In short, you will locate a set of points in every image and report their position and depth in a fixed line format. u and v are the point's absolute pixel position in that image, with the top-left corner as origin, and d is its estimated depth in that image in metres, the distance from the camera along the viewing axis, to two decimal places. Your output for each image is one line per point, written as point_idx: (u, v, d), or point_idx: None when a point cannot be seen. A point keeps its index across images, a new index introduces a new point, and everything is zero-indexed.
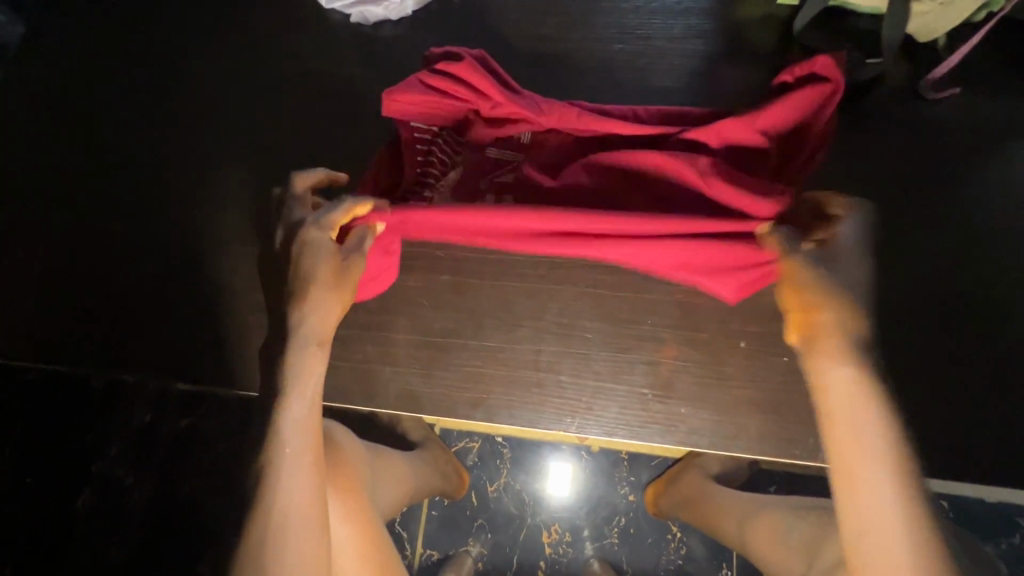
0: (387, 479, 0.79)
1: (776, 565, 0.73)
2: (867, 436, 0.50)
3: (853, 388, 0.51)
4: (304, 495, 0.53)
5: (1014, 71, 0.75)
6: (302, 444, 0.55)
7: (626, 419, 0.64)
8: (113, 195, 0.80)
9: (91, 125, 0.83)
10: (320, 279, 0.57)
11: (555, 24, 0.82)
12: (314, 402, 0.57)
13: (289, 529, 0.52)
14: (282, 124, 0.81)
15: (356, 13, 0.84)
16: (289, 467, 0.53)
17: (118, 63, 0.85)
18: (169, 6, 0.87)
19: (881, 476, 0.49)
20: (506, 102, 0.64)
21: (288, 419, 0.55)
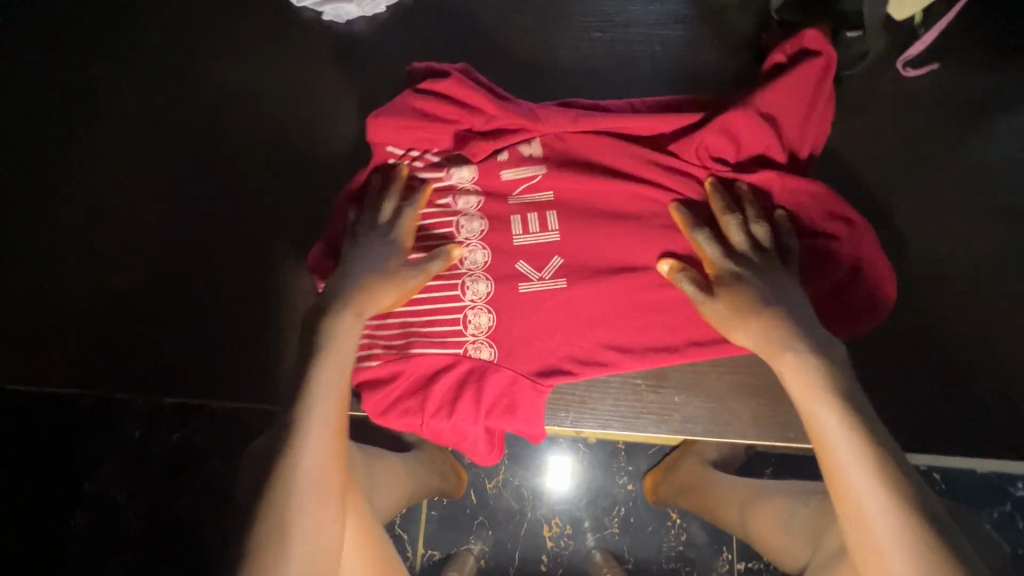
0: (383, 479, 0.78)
1: (778, 550, 0.73)
2: (835, 441, 0.49)
3: (808, 395, 0.51)
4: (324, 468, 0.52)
5: (993, 44, 0.75)
6: (330, 407, 0.54)
7: (620, 411, 0.63)
8: (90, 209, 0.78)
9: (63, 136, 0.81)
10: (382, 270, 0.60)
11: (532, 15, 0.81)
12: (346, 367, 0.56)
13: (303, 498, 0.50)
14: (259, 127, 0.79)
15: (327, 11, 0.82)
16: (315, 430, 0.53)
17: (89, 72, 0.83)
18: (138, 12, 0.85)
19: (865, 475, 0.46)
20: (498, 113, 0.63)
21: (318, 383, 0.55)
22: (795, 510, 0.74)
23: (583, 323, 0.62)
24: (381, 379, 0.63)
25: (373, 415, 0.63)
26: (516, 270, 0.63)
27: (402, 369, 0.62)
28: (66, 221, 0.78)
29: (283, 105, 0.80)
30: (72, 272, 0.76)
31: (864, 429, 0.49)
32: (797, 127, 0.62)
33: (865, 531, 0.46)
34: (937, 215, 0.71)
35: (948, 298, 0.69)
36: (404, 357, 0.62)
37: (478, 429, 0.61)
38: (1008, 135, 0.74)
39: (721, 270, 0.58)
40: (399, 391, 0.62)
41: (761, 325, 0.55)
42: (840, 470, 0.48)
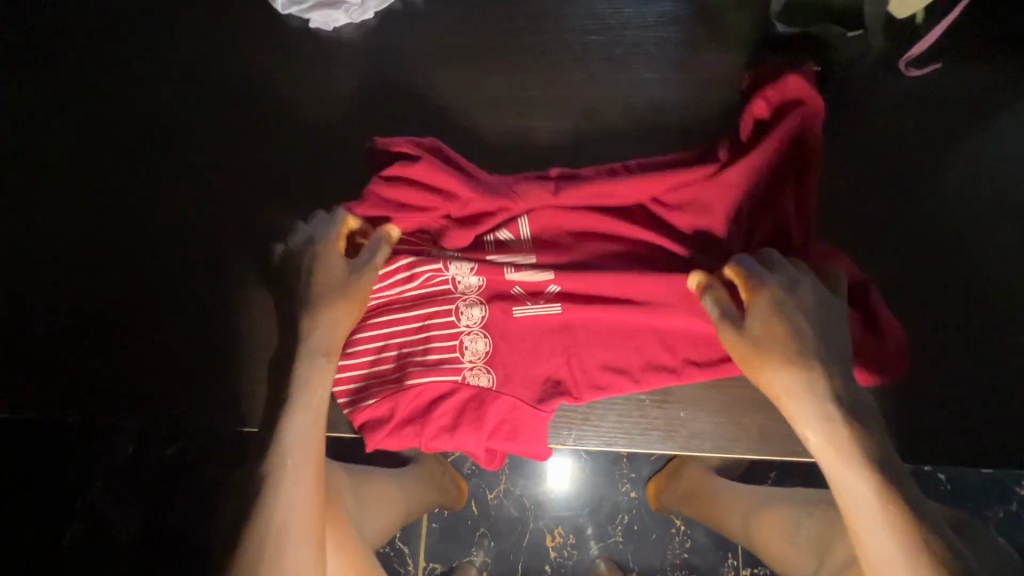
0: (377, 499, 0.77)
1: (784, 562, 0.72)
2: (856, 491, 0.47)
3: (830, 436, 0.49)
4: (300, 516, 0.50)
5: (993, 41, 0.74)
6: (302, 454, 0.52)
7: (625, 428, 0.62)
8: (72, 226, 0.76)
9: (44, 152, 0.79)
10: (331, 291, 0.57)
11: (524, 18, 0.79)
12: (320, 410, 0.54)
13: (283, 548, 0.49)
14: (247, 137, 0.77)
15: (315, 18, 0.80)
16: (291, 478, 0.51)
17: (71, 87, 0.81)
18: (121, 23, 0.83)
19: (888, 528, 0.45)
20: (475, 200, 0.62)
21: (290, 430, 0.52)
22: (800, 521, 0.72)
23: (582, 345, 0.61)
24: (379, 419, 0.60)
25: (378, 448, 0.60)
26: (510, 292, 0.62)
27: (398, 401, 0.60)
28: (47, 240, 0.75)
29: (271, 115, 0.78)
30: (53, 292, 0.74)
31: (887, 479, 0.47)
32: (790, 184, 0.61)
33: None
34: (943, 217, 0.70)
35: (958, 301, 0.67)
36: (401, 389, 0.60)
37: (480, 450, 0.59)
38: (1011, 133, 0.72)
39: (756, 296, 0.53)
40: (398, 426, 0.59)
41: (788, 363, 0.51)
42: (862, 522, 0.46)
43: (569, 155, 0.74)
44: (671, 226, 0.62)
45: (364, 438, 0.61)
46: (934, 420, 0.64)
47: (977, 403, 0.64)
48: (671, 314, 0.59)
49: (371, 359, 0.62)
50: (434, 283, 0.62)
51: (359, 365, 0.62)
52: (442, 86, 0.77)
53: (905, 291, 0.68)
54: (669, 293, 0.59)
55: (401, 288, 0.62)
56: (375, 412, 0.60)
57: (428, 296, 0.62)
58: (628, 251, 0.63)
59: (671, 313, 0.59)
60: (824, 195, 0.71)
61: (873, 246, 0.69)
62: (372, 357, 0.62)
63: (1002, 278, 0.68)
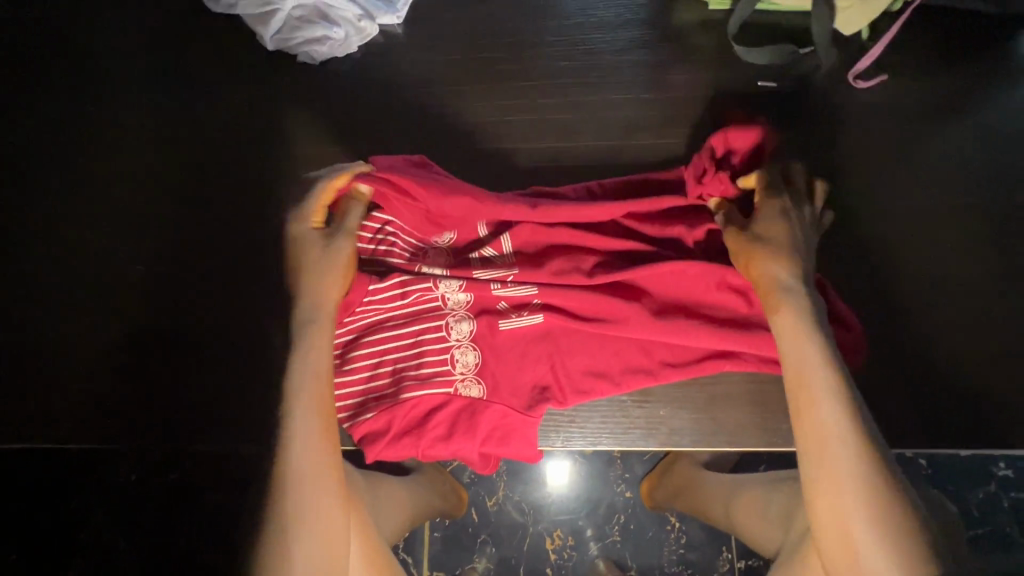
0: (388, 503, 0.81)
1: (761, 538, 0.75)
2: (816, 376, 0.51)
3: (799, 325, 0.54)
4: (320, 486, 0.54)
5: (934, 53, 0.80)
6: (316, 423, 0.55)
7: (609, 428, 0.65)
8: (74, 260, 0.79)
9: (44, 192, 0.82)
10: (314, 263, 0.61)
11: (501, 47, 0.84)
12: (319, 370, 0.57)
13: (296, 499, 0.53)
14: (241, 169, 0.81)
15: (302, 53, 0.83)
16: (297, 434, 0.54)
17: (70, 128, 0.85)
18: (116, 67, 0.87)
19: (839, 411, 0.50)
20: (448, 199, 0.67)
21: (297, 389, 0.56)
22: (771, 496, 0.76)
23: (563, 353, 0.65)
24: (376, 433, 0.63)
25: (378, 458, 0.64)
26: (496, 307, 0.66)
27: (393, 414, 0.63)
28: (49, 275, 0.79)
29: (263, 147, 0.81)
30: (56, 324, 0.77)
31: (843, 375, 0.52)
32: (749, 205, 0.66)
33: (825, 457, 0.49)
34: (902, 216, 0.74)
35: (919, 295, 0.71)
36: (397, 403, 0.63)
37: (473, 454, 0.63)
38: (959, 136, 0.78)
39: (768, 203, 0.60)
40: (395, 438, 0.63)
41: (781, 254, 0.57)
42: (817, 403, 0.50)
43: (547, 174, 0.78)
44: (647, 239, 0.67)
45: (364, 450, 0.65)
46: (902, 408, 0.68)
47: (940, 391, 0.68)
48: (648, 322, 0.63)
49: (367, 376, 0.66)
50: (425, 302, 0.66)
51: (355, 382, 0.66)
52: (425, 114, 0.82)
53: (870, 287, 0.72)
54: (643, 303, 0.64)
55: (393, 307, 0.66)
56: (373, 425, 0.64)
57: (419, 314, 0.66)
58: (606, 261, 0.66)
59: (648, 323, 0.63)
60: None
61: (839, 246, 0.73)
62: (368, 373, 0.66)
63: (959, 270, 0.72)
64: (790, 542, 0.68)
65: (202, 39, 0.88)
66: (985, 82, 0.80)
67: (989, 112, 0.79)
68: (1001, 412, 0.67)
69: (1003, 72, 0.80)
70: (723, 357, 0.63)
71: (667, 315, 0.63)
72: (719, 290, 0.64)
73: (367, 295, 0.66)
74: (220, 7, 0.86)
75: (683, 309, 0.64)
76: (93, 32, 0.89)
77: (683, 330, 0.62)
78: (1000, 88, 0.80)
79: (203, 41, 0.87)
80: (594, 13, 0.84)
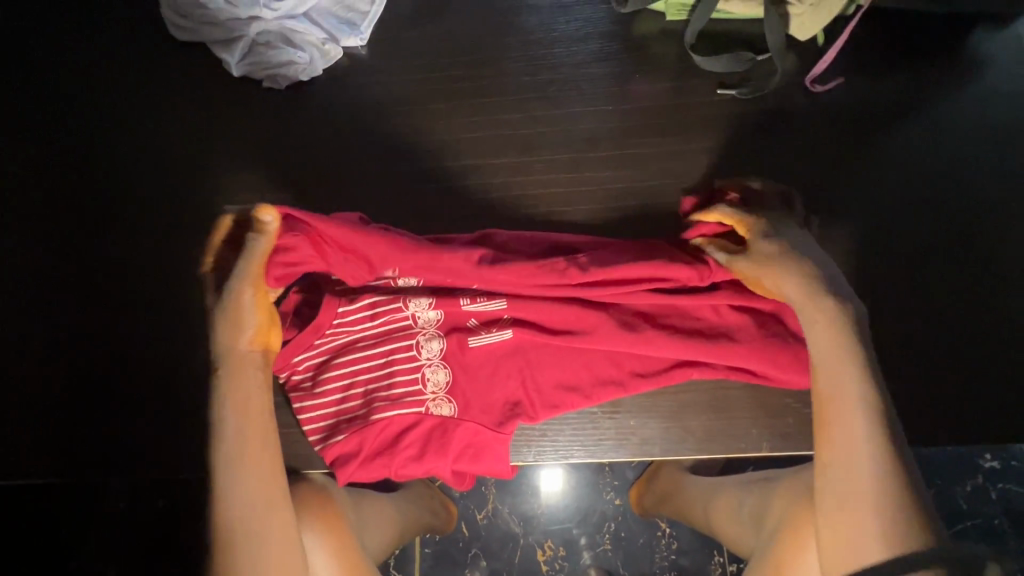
0: (372, 521, 0.80)
1: (739, 540, 0.75)
2: (847, 389, 0.52)
3: (836, 339, 0.54)
4: (257, 515, 0.55)
5: (890, 55, 0.82)
6: (239, 459, 0.56)
7: (581, 439, 0.65)
8: (42, 291, 0.79)
9: (8, 222, 0.82)
10: (223, 308, 0.61)
11: (466, 64, 0.85)
12: (244, 414, 0.58)
13: (236, 541, 0.54)
14: (210, 195, 0.81)
15: (267, 78, 0.84)
16: (227, 478, 0.56)
17: (34, 156, 0.85)
18: (83, 95, 0.87)
19: (863, 420, 0.50)
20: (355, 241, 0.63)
21: (223, 435, 0.57)
22: (744, 498, 0.76)
23: (534, 367, 0.65)
24: (349, 456, 0.63)
25: (349, 481, 0.63)
26: (466, 324, 0.66)
27: (365, 435, 0.63)
28: (17, 306, 0.79)
29: (233, 171, 0.82)
30: (26, 357, 0.76)
31: (878, 395, 0.52)
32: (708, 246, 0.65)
33: (836, 459, 0.50)
34: (866, 216, 0.75)
35: (885, 295, 0.72)
36: (368, 424, 0.63)
37: (445, 472, 0.63)
38: (920, 136, 0.78)
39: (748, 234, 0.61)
40: (366, 459, 0.63)
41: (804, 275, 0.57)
42: (835, 406, 0.52)
43: (514, 189, 0.79)
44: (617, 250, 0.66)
45: (336, 473, 0.65)
46: None
47: (906, 390, 0.70)
48: (619, 332, 0.63)
49: (340, 398, 0.66)
50: (395, 321, 0.66)
51: (328, 404, 0.66)
52: (391, 134, 0.83)
53: None
54: (612, 313, 0.64)
55: (365, 327, 0.67)
56: (344, 447, 0.63)
57: (389, 333, 0.66)
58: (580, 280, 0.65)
59: (620, 333, 0.63)
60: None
61: None
62: (340, 394, 0.66)
63: (924, 268, 0.73)
64: (760, 544, 0.68)
65: (168, 65, 0.88)
66: (943, 80, 0.81)
67: (949, 111, 0.79)
68: (960, 409, 0.69)
69: (960, 72, 0.81)
70: (692, 365, 0.64)
71: (635, 326, 0.64)
72: (688, 301, 0.63)
73: (338, 318, 0.66)
74: (187, 34, 0.87)
75: (653, 318, 0.64)
76: (56, 60, 0.89)
77: (652, 342, 0.63)
78: (959, 87, 0.81)
79: (169, 67, 0.88)
80: (556, 29, 0.85)
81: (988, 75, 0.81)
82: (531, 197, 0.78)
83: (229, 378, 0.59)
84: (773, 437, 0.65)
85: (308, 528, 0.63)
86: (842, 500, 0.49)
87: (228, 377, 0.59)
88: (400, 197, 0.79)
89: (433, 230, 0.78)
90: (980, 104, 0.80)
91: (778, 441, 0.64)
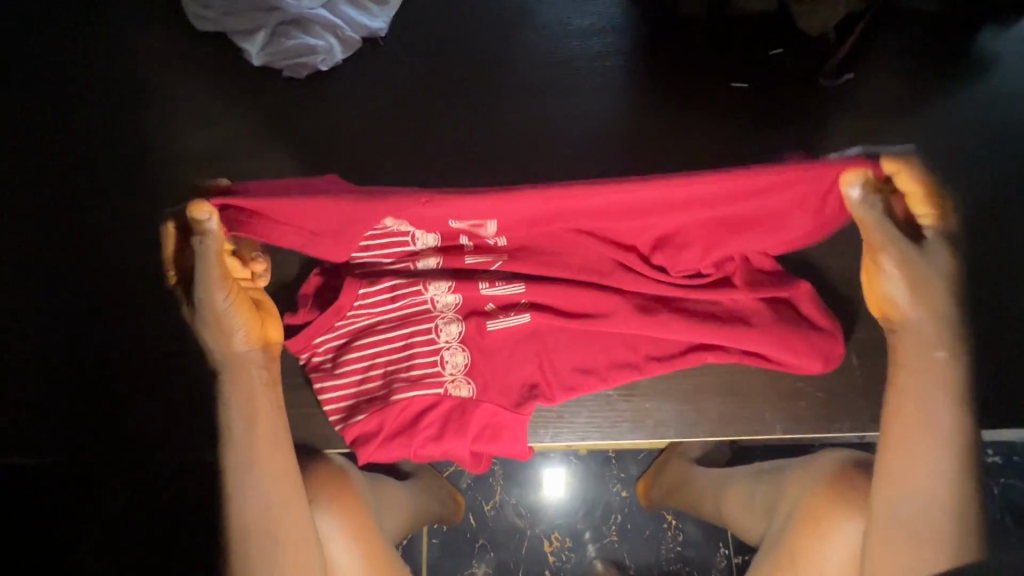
0: (387, 505, 0.81)
1: (748, 527, 0.76)
2: (936, 418, 0.55)
3: (937, 373, 0.57)
4: (270, 511, 0.56)
5: (893, 53, 0.85)
6: (250, 459, 0.58)
7: (597, 422, 0.67)
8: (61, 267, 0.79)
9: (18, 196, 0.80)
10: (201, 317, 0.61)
11: (483, 53, 0.87)
12: (251, 413, 0.60)
13: (250, 536, 0.56)
14: (230, 176, 0.82)
15: (287, 68, 0.86)
16: (239, 476, 0.58)
17: (43, 139, 0.83)
18: (110, 80, 0.89)
19: (942, 447, 0.54)
20: (310, 218, 0.62)
21: (235, 436, 0.59)
22: (754, 486, 0.77)
23: (550, 349, 0.66)
24: (369, 435, 0.64)
25: (369, 461, 0.64)
26: (484, 308, 0.67)
27: (385, 415, 0.64)
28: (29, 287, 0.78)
29: (255, 158, 0.84)
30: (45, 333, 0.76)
31: (966, 434, 0.55)
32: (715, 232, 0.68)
33: (907, 475, 0.54)
34: None
35: None
36: (387, 405, 0.64)
37: (464, 452, 0.63)
38: (923, 131, 0.81)
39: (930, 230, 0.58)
40: (386, 439, 0.64)
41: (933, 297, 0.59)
42: (919, 431, 0.55)
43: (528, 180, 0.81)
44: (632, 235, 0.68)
45: (355, 452, 0.65)
46: None
47: None
48: (636, 315, 0.65)
49: (359, 379, 0.67)
50: (414, 303, 0.68)
51: (347, 386, 0.67)
52: (406, 125, 0.84)
53: None
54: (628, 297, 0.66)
55: (387, 308, 0.68)
56: (364, 427, 0.64)
57: (409, 316, 0.67)
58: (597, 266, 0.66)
59: (639, 316, 0.65)
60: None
61: None
62: (360, 375, 0.67)
63: None
64: (772, 528, 0.68)
65: (189, 57, 0.90)
66: (950, 75, 0.83)
67: (959, 103, 0.81)
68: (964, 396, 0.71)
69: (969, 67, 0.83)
70: (707, 349, 0.65)
71: (651, 310, 0.65)
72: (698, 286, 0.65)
73: (358, 301, 0.67)
74: (207, 25, 0.89)
75: (667, 302, 0.65)
76: (80, 43, 0.90)
77: (669, 324, 0.64)
78: (963, 81, 0.82)
79: (196, 54, 0.90)
80: (570, 23, 0.88)
81: (993, 69, 0.82)
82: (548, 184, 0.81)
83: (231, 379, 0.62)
84: (786, 421, 0.66)
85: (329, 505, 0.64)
86: (905, 516, 0.53)
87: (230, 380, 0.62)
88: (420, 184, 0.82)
89: None
90: None
91: (791, 423, 0.66)
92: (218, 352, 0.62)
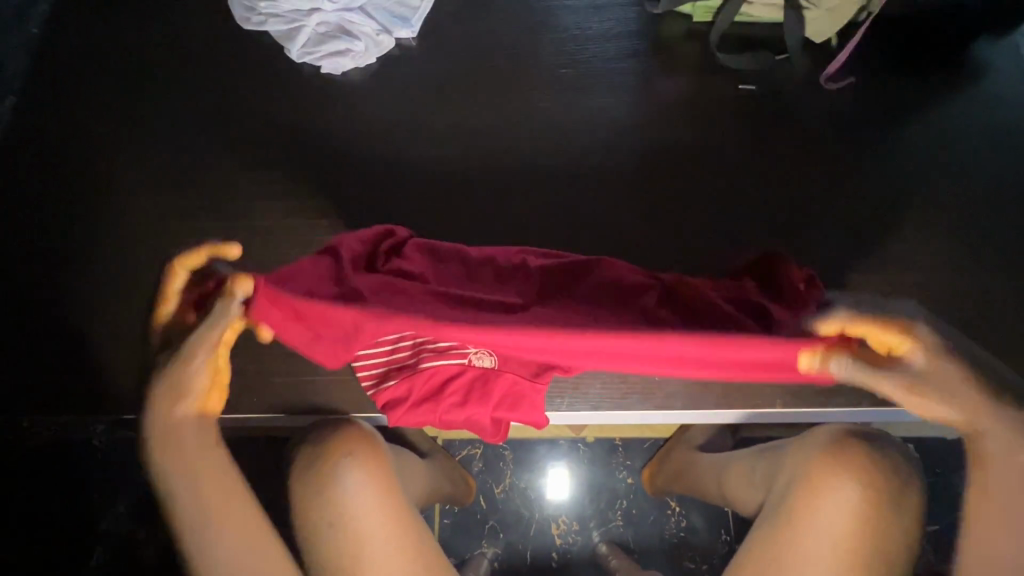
0: (410, 474, 0.85)
1: (750, 503, 0.80)
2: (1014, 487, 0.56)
3: (1011, 442, 0.57)
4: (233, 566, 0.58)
5: (886, 59, 0.93)
6: (203, 519, 0.59)
7: (609, 393, 0.72)
8: (137, 240, 0.90)
9: (111, 183, 0.94)
10: (162, 380, 0.61)
11: (509, 56, 0.97)
12: (196, 473, 0.60)
13: None
14: (285, 165, 0.93)
15: (326, 64, 0.96)
16: (197, 536, 0.58)
17: (128, 133, 0.97)
18: (176, 75, 1.00)
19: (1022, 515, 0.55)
20: (328, 328, 0.66)
21: (180, 497, 0.59)
22: (754, 464, 0.81)
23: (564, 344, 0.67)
24: (400, 399, 0.70)
25: (399, 423, 0.70)
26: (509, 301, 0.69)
27: (414, 382, 0.69)
28: (109, 258, 0.89)
29: (303, 151, 0.94)
30: (119, 298, 0.87)
31: None
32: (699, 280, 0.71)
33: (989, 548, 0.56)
34: (856, 203, 0.86)
35: (873, 277, 0.83)
36: (415, 372, 0.69)
37: (486, 417, 0.69)
38: (908, 136, 0.89)
39: (912, 351, 0.58)
40: (414, 404, 0.69)
41: (957, 398, 0.57)
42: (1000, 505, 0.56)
43: (547, 174, 0.90)
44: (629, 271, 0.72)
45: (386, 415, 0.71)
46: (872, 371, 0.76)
47: None
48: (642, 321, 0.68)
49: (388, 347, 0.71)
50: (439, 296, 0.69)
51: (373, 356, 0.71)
52: (442, 122, 0.94)
53: (829, 266, 0.84)
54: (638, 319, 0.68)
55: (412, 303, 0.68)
56: (395, 392, 0.70)
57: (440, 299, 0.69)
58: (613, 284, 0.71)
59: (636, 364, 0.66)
60: (759, 195, 0.88)
61: (794, 234, 0.85)
62: (389, 347, 0.71)
63: (910, 251, 0.84)
64: (772, 495, 0.72)
65: (242, 57, 1.00)
66: (935, 86, 0.92)
67: (936, 112, 0.90)
68: None
69: (949, 78, 0.92)
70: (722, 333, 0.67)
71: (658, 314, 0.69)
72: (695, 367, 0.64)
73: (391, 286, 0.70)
74: (252, 26, 0.99)
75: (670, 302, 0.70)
76: (155, 45, 1.03)
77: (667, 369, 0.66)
78: (941, 92, 0.92)
79: (253, 52, 1.00)
80: (588, 28, 0.98)
81: (969, 82, 0.92)
82: (564, 177, 0.90)
83: (170, 443, 0.60)
84: (783, 395, 0.72)
85: (349, 451, 0.69)
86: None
87: (166, 444, 0.60)
88: (451, 175, 0.91)
89: (480, 204, 0.89)
90: (966, 109, 0.91)
91: (788, 397, 0.71)
92: (158, 414, 0.61)
